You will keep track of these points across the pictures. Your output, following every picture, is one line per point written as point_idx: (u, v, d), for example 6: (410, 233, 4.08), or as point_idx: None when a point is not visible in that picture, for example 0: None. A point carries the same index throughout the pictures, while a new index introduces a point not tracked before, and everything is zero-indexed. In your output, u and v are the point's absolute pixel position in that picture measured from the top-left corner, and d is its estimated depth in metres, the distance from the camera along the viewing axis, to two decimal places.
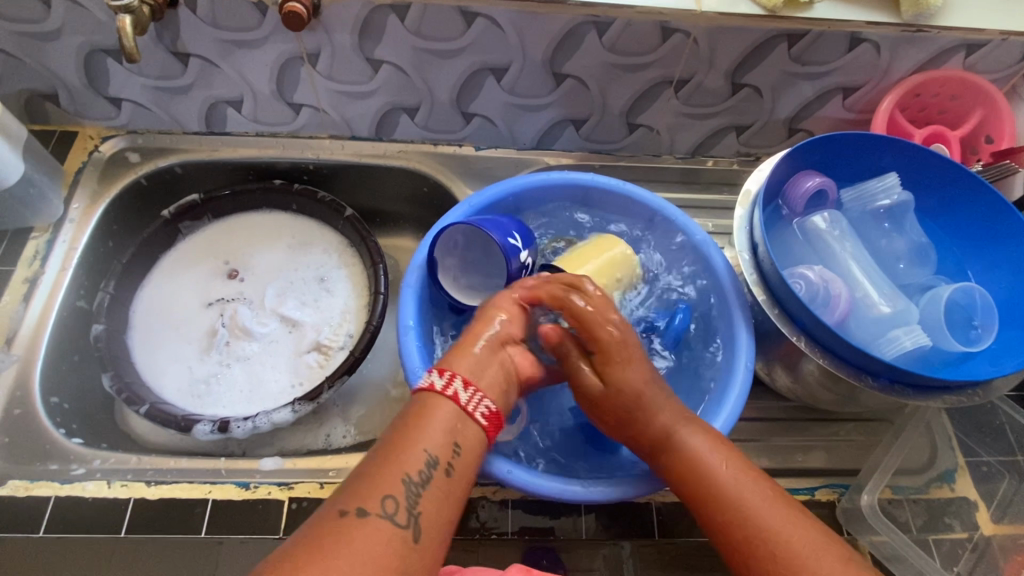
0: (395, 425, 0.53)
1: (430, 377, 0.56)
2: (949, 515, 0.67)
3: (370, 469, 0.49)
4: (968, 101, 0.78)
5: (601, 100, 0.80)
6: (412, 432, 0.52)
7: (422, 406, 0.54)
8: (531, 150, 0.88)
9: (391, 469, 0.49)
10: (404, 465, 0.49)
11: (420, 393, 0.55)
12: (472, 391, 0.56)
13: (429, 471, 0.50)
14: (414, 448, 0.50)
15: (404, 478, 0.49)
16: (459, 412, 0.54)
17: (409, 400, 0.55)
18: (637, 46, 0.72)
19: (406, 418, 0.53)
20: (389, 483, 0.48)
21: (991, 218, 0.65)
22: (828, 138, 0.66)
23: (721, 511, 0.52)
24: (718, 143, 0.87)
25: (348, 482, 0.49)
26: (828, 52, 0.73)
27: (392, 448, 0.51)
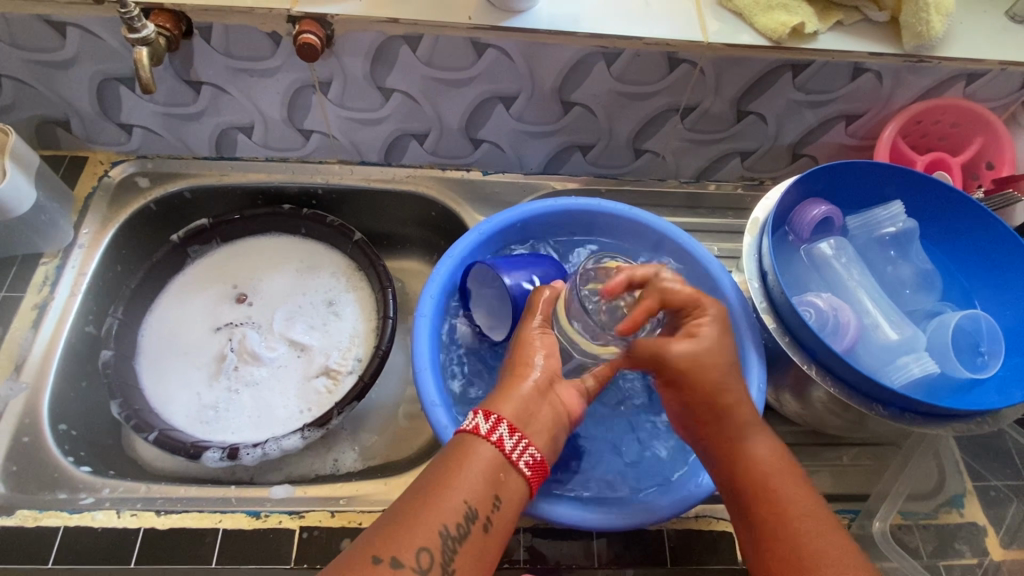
0: (435, 464, 0.54)
1: (475, 418, 0.56)
2: (958, 541, 0.67)
3: (409, 512, 0.50)
4: (968, 128, 0.79)
5: (608, 125, 0.81)
6: (452, 480, 0.52)
7: (465, 451, 0.54)
8: (537, 174, 0.89)
9: (430, 518, 0.50)
10: (443, 515, 0.50)
11: (463, 434, 0.55)
12: (518, 437, 0.56)
13: (467, 525, 0.51)
14: (454, 496, 0.51)
15: (439, 530, 0.50)
16: (502, 459, 0.54)
17: (460, 438, 0.55)
18: (644, 76, 0.74)
19: (449, 461, 0.53)
20: (424, 533, 0.49)
21: (995, 246, 0.67)
22: (834, 166, 0.67)
23: (793, 534, 0.51)
24: (722, 168, 0.89)
25: (389, 521, 0.50)
26: (830, 81, 0.75)
27: (428, 491, 0.52)
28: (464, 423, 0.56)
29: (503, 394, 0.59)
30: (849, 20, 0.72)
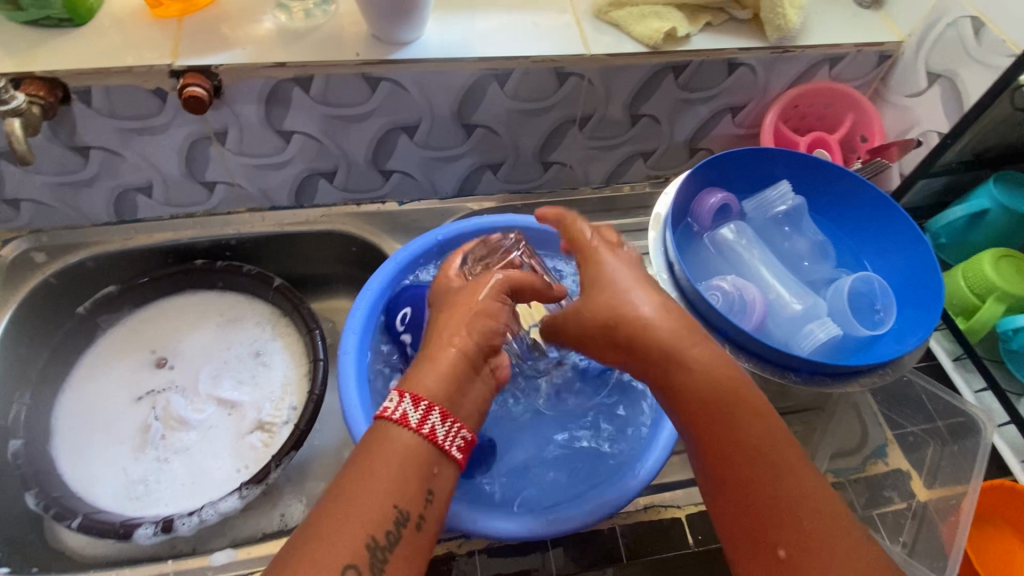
0: (351, 471, 0.46)
1: (397, 403, 0.49)
2: (887, 488, 0.71)
3: (328, 526, 0.43)
4: (840, 108, 0.85)
5: (512, 143, 0.83)
6: (373, 484, 0.45)
7: (387, 446, 0.47)
8: (452, 198, 0.90)
9: (355, 529, 0.43)
10: (366, 524, 0.44)
11: (385, 423, 0.48)
12: (450, 423, 0.50)
13: (397, 531, 0.45)
14: (381, 501, 0.45)
15: (366, 543, 0.43)
16: (433, 449, 0.48)
17: (382, 429, 0.48)
18: (536, 92, 0.76)
19: (368, 466, 0.46)
20: (347, 549, 0.43)
21: (876, 211, 0.72)
22: (722, 157, 0.72)
23: (730, 479, 0.48)
24: (628, 170, 0.92)
25: (300, 538, 0.43)
26: (710, 78, 0.80)
27: (346, 498, 0.45)
28: (388, 413, 0.49)
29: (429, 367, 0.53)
30: (717, 21, 0.77)
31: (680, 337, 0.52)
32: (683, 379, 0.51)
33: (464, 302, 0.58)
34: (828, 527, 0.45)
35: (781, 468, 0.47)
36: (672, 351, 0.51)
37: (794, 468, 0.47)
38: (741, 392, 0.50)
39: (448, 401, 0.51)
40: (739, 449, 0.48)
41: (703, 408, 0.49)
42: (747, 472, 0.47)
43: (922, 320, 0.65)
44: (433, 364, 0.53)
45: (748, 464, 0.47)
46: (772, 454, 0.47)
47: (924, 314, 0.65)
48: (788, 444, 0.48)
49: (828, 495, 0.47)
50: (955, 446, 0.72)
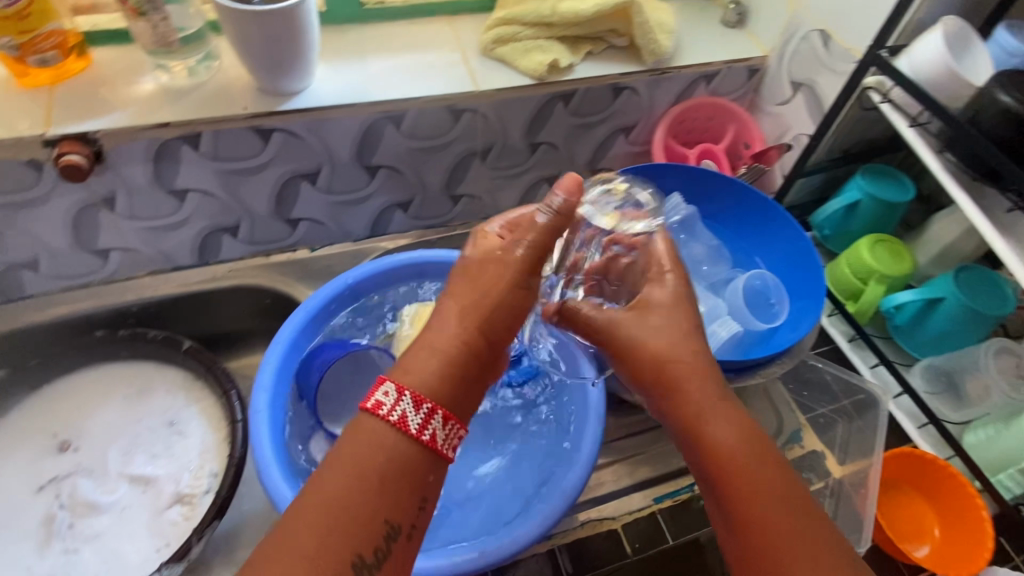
0: (342, 469, 0.42)
1: (395, 402, 0.45)
2: (805, 471, 0.75)
3: (311, 536, 0.40)
4: (721, 120, 0.91)
5: (418, 180, 0.84)
6: (360, 495, 0.42)
7: (377, 448, 0.43)
8: (365, 239, 0.90)
9: (341, 541, 0.40)
10: (353, 538, 0.40)
11: (377, 423, 0.44)
12: (449, 424, 0.46)
13: (387, 546, 0.41)
14: (370, 515, 0.41)
15: (353, 558, 0.40)
16: (433, 454, 0.45)
17: (367, 432, 0.44)
18: (433, 129, 0.78)
19: (362, 472, 0.42)
20: (328, 564, 0.39)
21: (764, 213, 0.78)
22: (616, 177, 0.77)
23: (752, 520, 0.45)
24: (536, 195, 0.95)
25: (276, 545, 0.39)
26: (598, 103, 0.84)
27: (331, 509, 0.41)
28: (385, 412, 0.44)
29: (421, 349, 0.49)
30: (597, 50, 0.82)
31: (679, 370, 0.53)
32: (683, 404, 0.52)
33: (492, 279, 0.54)
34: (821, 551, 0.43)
35: (801, 505, 0.46)
36: (675, 378, 0.53)
37: (787, 493, 0.46)
38: (736, 419, 0.50)
39: (448, 395, 0.48)
40: (763, 485, 0.46)
41: (726, 444, 0.49)
42: (741, 492, 0.46)
43: (810, 311, 0.71)
44: (437, 358, 0.49)
45: (743, 483, 0.47)
46: (763, 473, 0.47)
47: (812, 304, 0.71)
48: (784, 471, 0.47)
49: (823, 523, 0.45)
50: (861, 422, 0.78)
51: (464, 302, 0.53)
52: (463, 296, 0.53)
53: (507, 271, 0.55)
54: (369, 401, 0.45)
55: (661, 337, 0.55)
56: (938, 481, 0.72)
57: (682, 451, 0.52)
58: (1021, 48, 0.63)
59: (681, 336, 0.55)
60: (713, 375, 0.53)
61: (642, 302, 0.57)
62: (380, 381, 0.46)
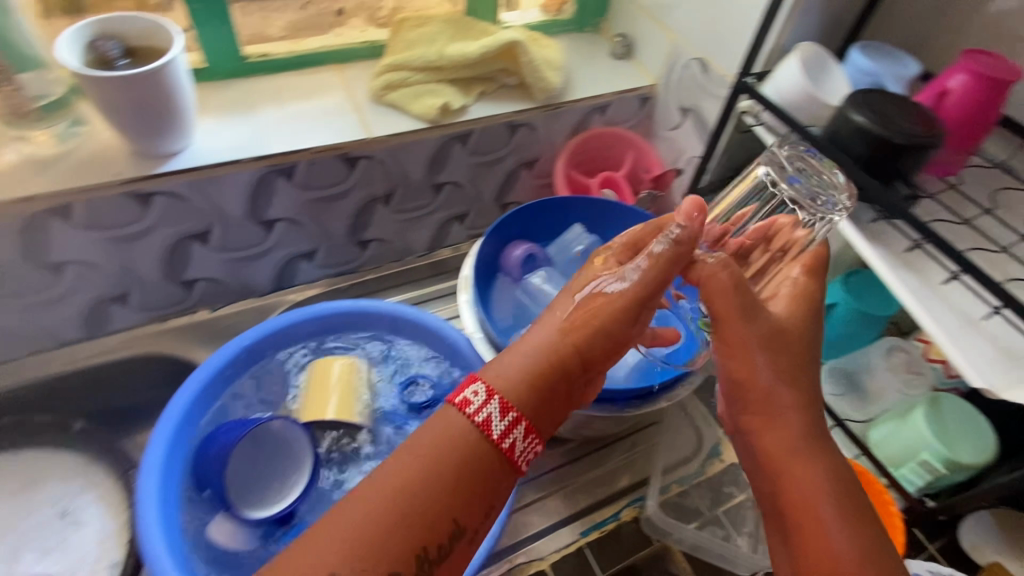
0: (422, 454, 0.41)
1: (484, 405, 0.42)
2: (727, 484, 0.76)
3: (376, 521, 0.39)
4: (619, 149, 0.94)
5: (320, 230, 0.83)
6: (432, 487, 0.40)
7: (456, 444, 0.42)
8: (272, 294, 0.87)
9: (407, 533, 0.39)
10: (422, 530, 0.39)
11: (455, 423, 0.42)
12: (529, 438, 0.43)
13: (450, 545, 0.40)
14: (443, 511, 0.40)
15: (417, 553, 0.39)
16: (505, 457, 0.42)
17: (448, 426, 0.42)
18: (328, 179, 0.77)
19: (435, 465, 0.41)
20: (392, 551, 0.38)
21: None
22: (516, 213, 0.79)
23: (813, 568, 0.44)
24: (448, 234, 0.95)
25: (336, 526, 0.39)
26: (495, 141, 0.85)
27: (402, 496, 0.39)
28: (473, 411, 0.42)
29: (530, 345, 0.46)
30: (489, 90, 0.83)
31: (760, 405, 0.49)
32: (763, 442, 0.49)
33: (602, 307, 0.47)
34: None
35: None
36: (760, 410, 0.49)
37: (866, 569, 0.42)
38: (818, 475, 0.46)
39: (534, 401, 0.44)
40: (832, 538, 0.44)
41: (802, 489, 0.46)
42: (814, 557, 0.44)
43: None
44: (523, 376, 0.44)
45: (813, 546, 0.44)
46: (838, 550, 0.43)
47: None
48: (864, 542, 0.43)
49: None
50: None
51: (599, 324, 0.47)
52: (603, 321, 0.47)
53: (614, 305, 0.47)
54: (457, 399, 0.43)
55: (771, 361, 0.48)
56: None
57: (758, 486, 0.50)
58: (870, 68, 0.67)
59: (785, 364, 0.49)
60: (806, 413, 0.48)
61: (778, 321, 0.49)
62: (471, 378, 0.44)
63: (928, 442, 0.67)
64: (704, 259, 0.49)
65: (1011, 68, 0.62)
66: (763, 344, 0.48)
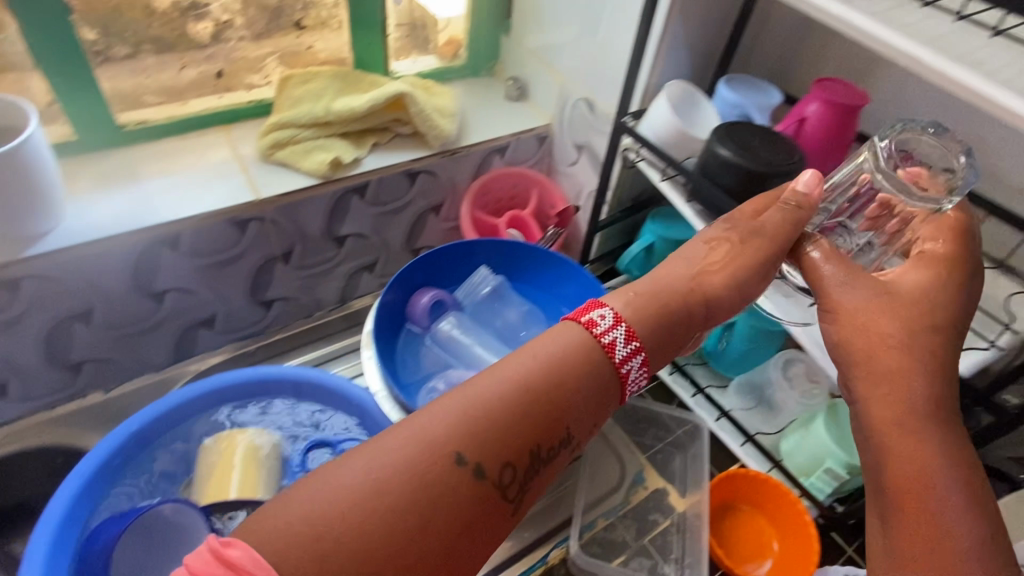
0: (544, 359, 0.44)
1: (609, 329, 0.46)
2: (651, 512, 0.77)
3: (493, 408, 0.41)
4: (523, 187, 0.96)
5: (218, 296, 0.79)
6: (556, 393, 0.43)
7: (578, 358, 0.44)
8: (173, 365, 0.83)
9: (522, 433, 0.42)
10: (535, 432, 0.42)
11: (584, 351, 0.45)
12: (641, 369, 0.47)
13: (557, 449, 0.43)
14: (557, 416, 0.43)
15: (530, 450, 0.42)
16: (612, 377, 0.46)
17: (575, 340, 0.45)
18: (218, 244, 0.74)
19: (562, 367, 0.44)
20: (511, 446, 0.41)
21: (559, 271, 0.80)
22: (419, 260, 0.77)
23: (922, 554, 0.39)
24: (359, 285, 0.93)
25: (460, 405, 0.41)
26: (395, 190, 0.84)
27: (529, 395, 0.42)
28: (600, 332, 0.46)
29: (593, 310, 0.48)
30: (383, 140, 0.83)
31: (892, 374, 0.44)
32: (871, 410, 0.45)
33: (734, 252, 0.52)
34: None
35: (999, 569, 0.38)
36: (889, 384, 0.44)
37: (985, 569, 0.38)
38: (952, 463, 0.41)
39: (651, 339, 0.48)
40: (955, 519, 0.40)
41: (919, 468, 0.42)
42: (917, 536, 0.40)
43: None
44: (566, 355, 0.44)
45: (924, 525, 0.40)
46: (956, 540, 0.39)
47: None
48: (984, 538, 0.39)
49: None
50: (692, 450, 0.80)
51: (728, 261, 0.52)
52: (711, 274, 0.52)
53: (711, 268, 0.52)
54: (584, 320, 0.47)
55: (893, 333, 0.45)
56: (768, 498, 0.76)
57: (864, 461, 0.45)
58: (738, 100, 0.70)
59: (920, 347, 0.45)
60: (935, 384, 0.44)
61: (889, 285, 0.47)
62: (598, 304, 0.48)
63: (829, 450, 0.70)
64: (812, 249, 0.51)
65: (859, 94, 0.65)
66: (879, 317, 0.46)
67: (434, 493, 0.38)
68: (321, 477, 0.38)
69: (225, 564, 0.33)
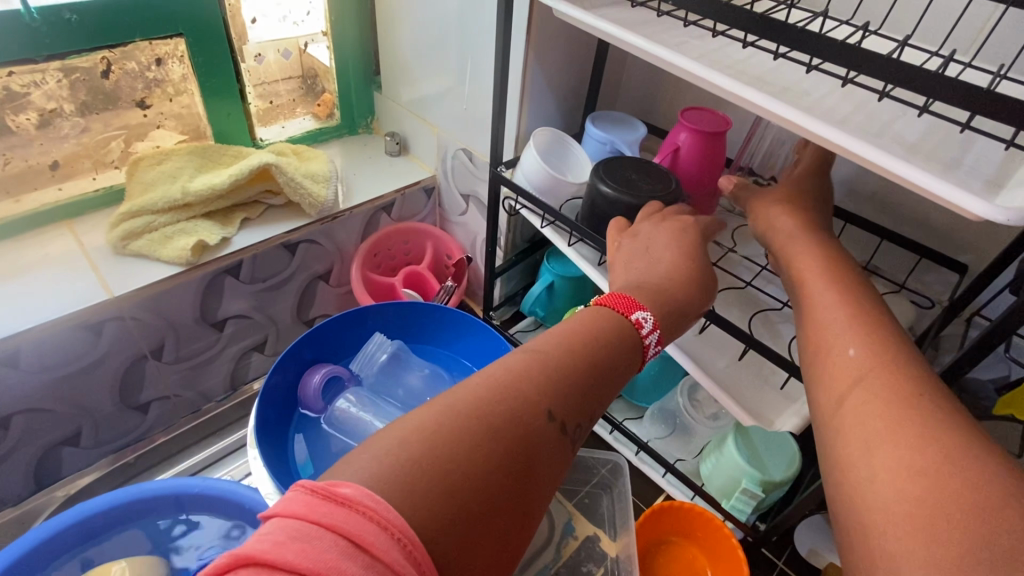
0: (607, 325, 0.41)
1: (653, 332, 0.42)
2: (584, 563, 0.73)
3: (571, 366, 0.37)
4: (416, 241, 0.93)
5: (79, 408, 0.71)
6: (620, 359, 0.40)
7: (632, 331, 0.41)
8: (34, 494, 0.73)
9: (592, 397, 0.38)
10: (602, 393, 0.39)
11: (637, 336, 0.41)
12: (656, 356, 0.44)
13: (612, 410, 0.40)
14: (618, 377, 0.40)
15: (592, 416, 0.38)
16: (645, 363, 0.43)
17: (628, 321, 0.42)
18: (70, 352, 0.66)
19: (623, 336, 0.41)
20: (586, 403, 0.37)
21: (466, 328, 0.77)
22: (309, 335, 0.71)
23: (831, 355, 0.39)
24: (249, 368, 0.87)
25: (539, 361, 0.37)
26: (275, 264, 0.79)
27: (601, 354, 0.39)
28: (646, 330, 0.42)
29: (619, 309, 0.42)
30: (254, 214, 0.79)
31: (840, 308, 0.41)
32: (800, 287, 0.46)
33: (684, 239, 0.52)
34: (954, 542, 0.26)
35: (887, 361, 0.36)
36: (819, 336, 0.41)
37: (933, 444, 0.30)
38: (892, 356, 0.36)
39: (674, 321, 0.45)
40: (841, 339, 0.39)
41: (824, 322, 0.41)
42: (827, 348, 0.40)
43: None
44: (625, 325, 0.41)
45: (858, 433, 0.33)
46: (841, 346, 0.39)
47: None
48: (937, 419, 0.31)
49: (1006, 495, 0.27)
50: (618, 489, 0.78)
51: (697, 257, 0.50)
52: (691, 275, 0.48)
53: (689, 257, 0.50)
54: (632, 318, 0.42)
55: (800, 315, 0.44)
56: (695, 525, 0.75)
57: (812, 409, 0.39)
58: (606, 137, 0.71)
59: (862, 301, 0.41)
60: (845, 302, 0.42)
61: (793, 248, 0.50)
62: (639, 303, 0.43)
63: (744, 470, 0.69)
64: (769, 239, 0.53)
65: (722, 121, 0.66)
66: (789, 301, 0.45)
67: (529, 448, 0.33)
68: (406, 423, 0.32)
69: (334, 501, 0.27)
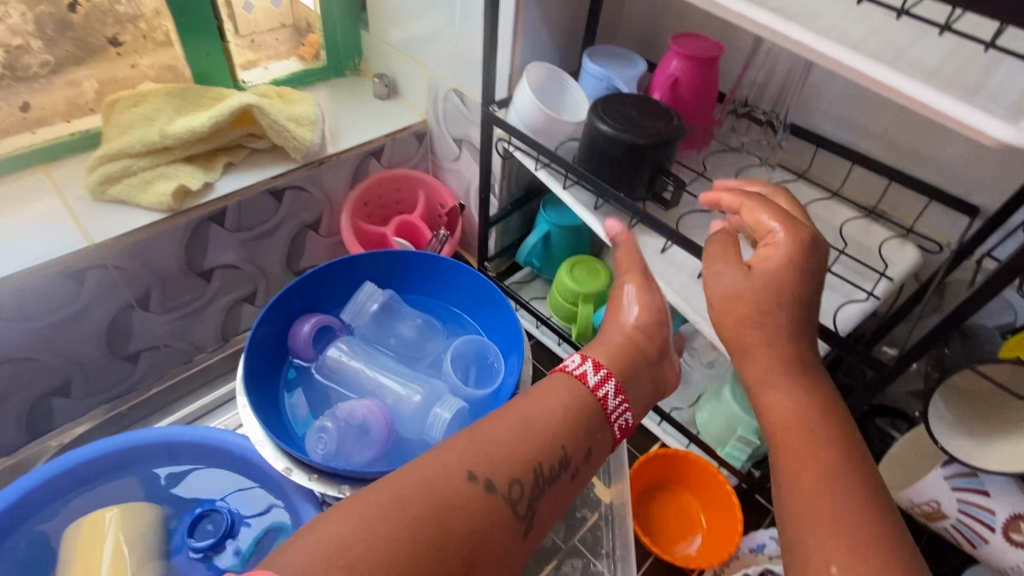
0: (535, 395, 0.46)
1: (582, 362, 0.49)
2: (579, 510, 0.72)
3: (497, 435, 0.43)
4: (407, 189, 0.89)
5: (67, 358, 0.70)
6: (547, 420, 0.45)
7: (565, 388, 0.47)
8: (27, 444, 0.73)
9: (523, 456, 0.43)
10: (536, 450, 0.43)
11: (566, 377, 0.48)
12: (617, 396, 0.48)
13: (560, 468, 0.44)
14: (552, 437, 0.44)
15: (534, 468, 0.43)
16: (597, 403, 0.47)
17: (560, 380, 0.47)
18: (52, 300, 0.65)
19: (553, 400, 0.46)
20: (514, 464, 0.42)
21: (458, 275, 0.75)
22: (297, 284, 0.69)
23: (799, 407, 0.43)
24: (240, 319, 0.86)
25: (469, 438, 0.43)
26: (261, 212, 0.77)
27: (530, 419, 0.44)
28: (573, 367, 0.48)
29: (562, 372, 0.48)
30: (238, 158, 0.76)
31: None
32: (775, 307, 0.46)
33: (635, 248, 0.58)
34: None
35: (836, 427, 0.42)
36: None
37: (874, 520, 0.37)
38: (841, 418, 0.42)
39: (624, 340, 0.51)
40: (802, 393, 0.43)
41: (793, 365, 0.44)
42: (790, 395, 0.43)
43: (513, 346, 0.70)
44: (559, 387, 0.47)
45: (811, 471, 0.40)
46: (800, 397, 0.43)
47: (512, 340, 0.70)
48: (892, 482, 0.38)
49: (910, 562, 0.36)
50: None
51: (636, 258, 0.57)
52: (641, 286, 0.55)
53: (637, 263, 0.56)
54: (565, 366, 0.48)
55: (766, 327, 0.44)
56: (688, 471, 0.76)
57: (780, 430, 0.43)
58: (604, 73, 0.67)
59: None
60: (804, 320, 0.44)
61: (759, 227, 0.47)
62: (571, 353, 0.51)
63: (739, 417, 0.68)
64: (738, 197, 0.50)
65: (713, 45, 0.63)
66: (761, 297, 0.44)
67: (453, 511, 0.39)
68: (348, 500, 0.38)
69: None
